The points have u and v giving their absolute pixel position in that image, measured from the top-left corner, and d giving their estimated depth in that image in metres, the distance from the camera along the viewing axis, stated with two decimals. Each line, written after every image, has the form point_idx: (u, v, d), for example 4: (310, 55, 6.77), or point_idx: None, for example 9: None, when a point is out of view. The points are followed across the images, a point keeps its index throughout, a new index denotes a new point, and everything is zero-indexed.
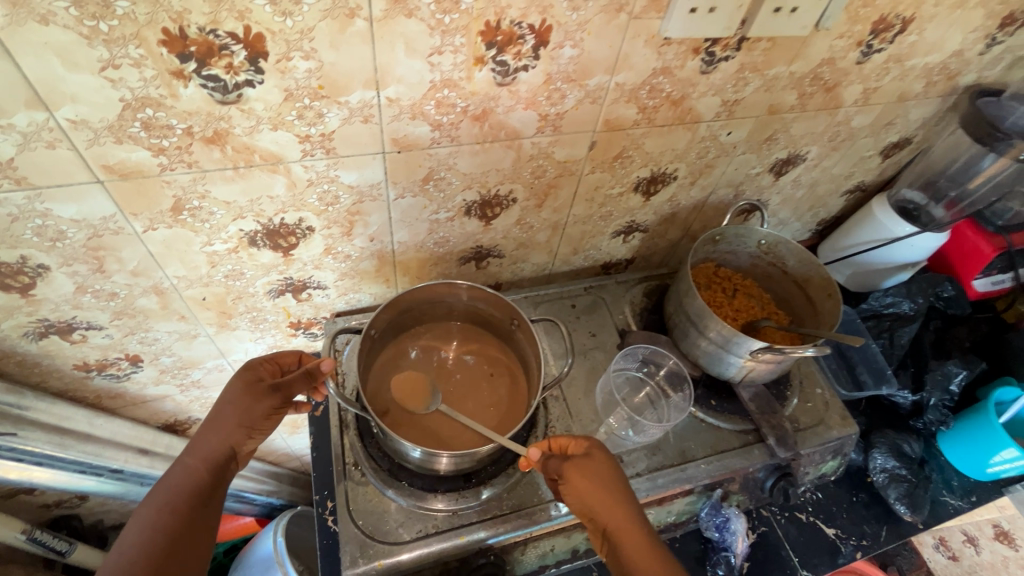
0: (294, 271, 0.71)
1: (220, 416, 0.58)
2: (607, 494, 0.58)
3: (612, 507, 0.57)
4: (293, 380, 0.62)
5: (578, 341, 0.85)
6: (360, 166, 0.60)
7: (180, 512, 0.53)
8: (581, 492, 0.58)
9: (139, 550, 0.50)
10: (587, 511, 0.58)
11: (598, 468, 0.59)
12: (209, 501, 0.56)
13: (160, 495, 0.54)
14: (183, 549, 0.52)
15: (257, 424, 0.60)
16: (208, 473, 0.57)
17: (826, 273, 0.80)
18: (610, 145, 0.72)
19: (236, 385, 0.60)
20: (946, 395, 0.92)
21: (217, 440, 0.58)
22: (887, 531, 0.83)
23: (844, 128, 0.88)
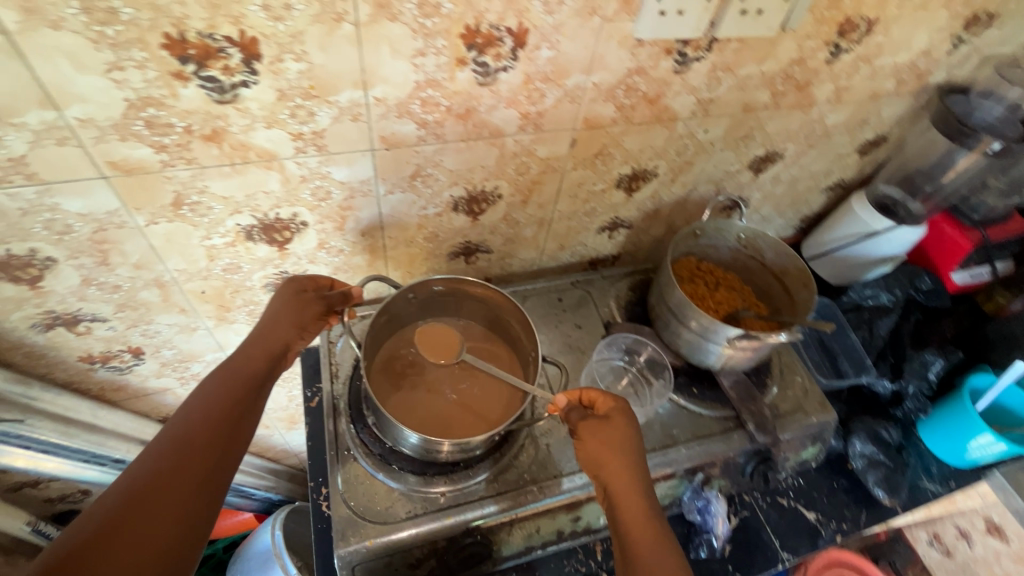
0: (289, 265, 0.74)
1: (275, 315, 0.62)
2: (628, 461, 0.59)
3: (619, 468, 0.59)
4: (332, 298, 0.66)
5: (565, 333, 0.88)
6: (350, 163, 0.63)
7: (236, 392, 0.56)
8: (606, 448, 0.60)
9: (199, 413, 0.54)
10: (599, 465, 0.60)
11: (616, 432, 0.61)
12: (263, 388, 0.59)
13: (218, 378, 0.57)
14: (231, 429, 0.54)
15: (307, 326, 0.64)
16: (264, 360, 0.60)
17: (802, 264, 0.83)
18: (591, 143, 0.75)
19: (290, 288, 0.63)
20: (923, 382, 0.95)
21: (275, 333, 0.61)
22: (867, 514, 0.85)
23: (819, 126, 0.91)
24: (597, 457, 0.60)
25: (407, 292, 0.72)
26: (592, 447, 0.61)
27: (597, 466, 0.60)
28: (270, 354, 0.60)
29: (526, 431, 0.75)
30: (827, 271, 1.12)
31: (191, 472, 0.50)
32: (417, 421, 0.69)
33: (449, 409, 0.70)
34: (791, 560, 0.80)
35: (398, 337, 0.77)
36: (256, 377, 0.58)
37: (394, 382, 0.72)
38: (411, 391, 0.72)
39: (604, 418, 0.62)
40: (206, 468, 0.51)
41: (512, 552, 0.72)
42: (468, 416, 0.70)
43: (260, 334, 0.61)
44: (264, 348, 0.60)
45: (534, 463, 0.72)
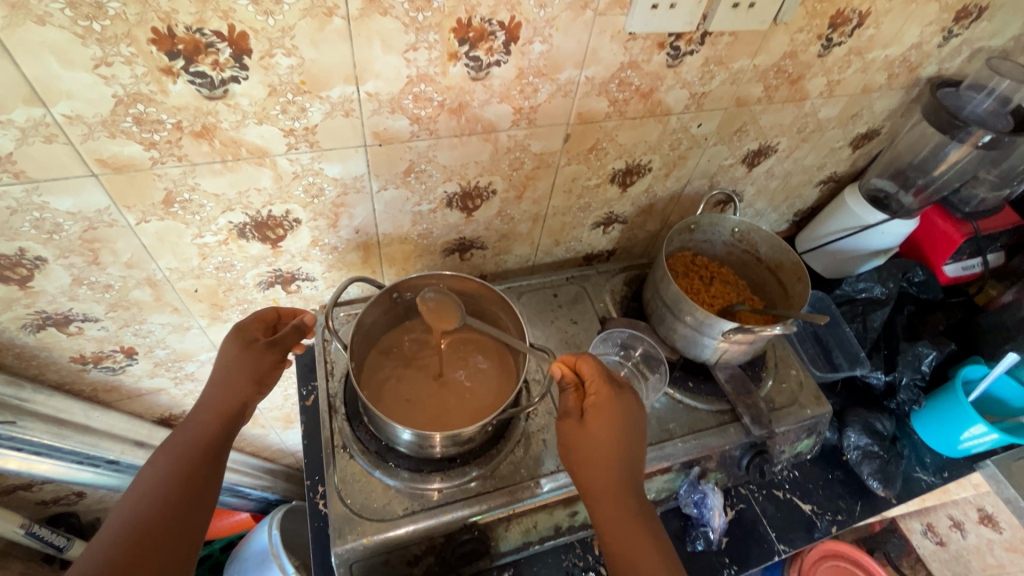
0: (283, 263, 0.73)
1: (228, 373, 0.59)
2: (621, 453, 0.59)
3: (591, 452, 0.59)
4: (287, 335, 0.64)
5: (560, 329, 0.88)
6: (343, 159, 0.63)
7: (192, 465, 0.55)
8: (601, 439, 0.59)
9: (153, 491, 0.52)
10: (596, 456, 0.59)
11: (592, 418, 0.60)
12: (220, 455, 0.58)
13: (171, 453, 0.55)
14: (186, 512, 0.52)
15: (266, 378, 0.61)
16: (220, 425, 0.58)
17: (796, 258, 0.83)
18: (585, 138, 0.75)
19: (238, 339, 0.61)
20: (917, 374, 0.95)
21: (230, 394, 0.59)
22: (862, 505, 0.86)
23: (812, 120, 0.92)
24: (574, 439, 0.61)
25: (392, 291, 0.71)
26: (569, 428, 0.62)
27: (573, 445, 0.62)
28: (227, 415, 0.58)
29: (522, 426, 0.75)
30: (821, 264, 1.12)
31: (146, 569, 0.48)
32: (407, 416, 0.68)
33: (439, 404, 0.70)
34: (787, 552, 0.80)
35: (388, 337, 0.77)
36: (213, 443, 0.57)
37: (383, 380, 0.72)
38: (399, 389, 0.71)
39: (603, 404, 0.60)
40: (169, 549, 0.50)
41: (510, 548, 0.72)
42: (458, 410, 0.70)
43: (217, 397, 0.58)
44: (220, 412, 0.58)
45: (530, 459, 0.72)
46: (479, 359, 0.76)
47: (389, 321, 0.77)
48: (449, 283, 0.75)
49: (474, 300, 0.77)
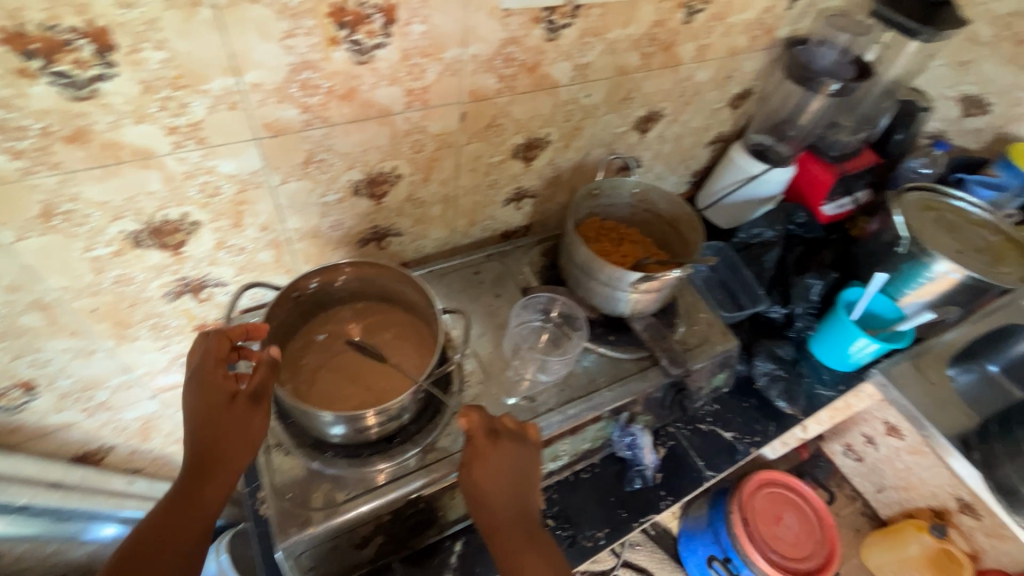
0: (188, 270, 0.71)
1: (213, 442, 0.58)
2: (519, 482, 0.64)
3: (505, 495, 0.62)
4: (262, 378, 0.62)
5: (484, 303, 0.91)
6: (236, 154, 0.62)
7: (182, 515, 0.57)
8: (500, 477, 0.63)
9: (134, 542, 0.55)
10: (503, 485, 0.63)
11: (503, 458, 0.64)
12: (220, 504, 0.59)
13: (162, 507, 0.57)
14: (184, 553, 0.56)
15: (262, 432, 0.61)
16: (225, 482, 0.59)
17: (690, 211, 0.91)
18: (480, 115, 0.78)
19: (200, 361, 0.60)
20: (808, 304, 1.06)
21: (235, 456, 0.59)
22: (775, 425, 0.95)
23: (690, 84, 1.00)
24: (488, 483, 0.62)
25: (290, 291, 0.70)
26: (484, 473, 0.63)
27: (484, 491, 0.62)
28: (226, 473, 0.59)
29: (456, 399, 0.78)
30: (720, 217, 1.23)
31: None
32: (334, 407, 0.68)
33: (364, 388, 0.70)
34: (715, 476, 0.88)
35: (298, 338, 0.75)
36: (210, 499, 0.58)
37: (302, 381, 0.71)
38: (323, 384, 0.71)
39: (496, 438, 0.65)
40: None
41: (459, 513, 0.75)
42: (384, 390, 0.70)
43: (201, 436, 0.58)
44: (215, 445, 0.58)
45: (468, 429, 0.75)
46: (395, 338, 0.76)
47: (300, 323, 0.75)
48: (350, 269, 0.74)
49: (378, 282, 0.77)
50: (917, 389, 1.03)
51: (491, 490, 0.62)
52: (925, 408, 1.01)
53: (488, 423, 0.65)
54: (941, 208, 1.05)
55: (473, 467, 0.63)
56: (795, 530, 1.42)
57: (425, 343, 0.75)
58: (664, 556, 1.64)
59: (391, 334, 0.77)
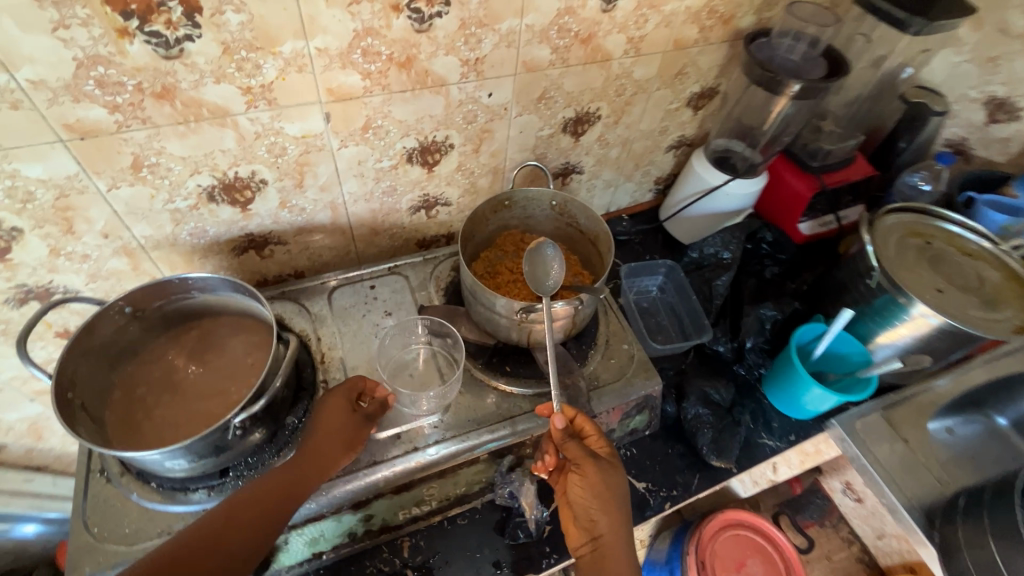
0: (26, 277, 0.67)
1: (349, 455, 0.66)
2: (611, 502, 0.65)
3: (606, 516, 0.65)
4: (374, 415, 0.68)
5: (371, 322, 0.83)
6: (40, 157, 0.57)
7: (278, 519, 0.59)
8: (592, 496, 0.65)
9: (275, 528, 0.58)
10: (589, 511, 0.66)
11: (594, 478, 0.66)
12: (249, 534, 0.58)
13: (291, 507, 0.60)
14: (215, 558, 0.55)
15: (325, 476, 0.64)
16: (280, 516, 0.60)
17: (607, 230, 0.80)
18: (351, 116, 0.70)
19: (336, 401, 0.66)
20: (761, 336, 0.92)
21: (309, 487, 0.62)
22: (699, 479, 0.83)
23: (629, 81, 0.87)
24: (589, 501, 0.66)
25: (116, 307, 0.63)
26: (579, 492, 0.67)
27: (589, 513, 0.66)
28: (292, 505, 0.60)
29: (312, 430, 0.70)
30: (680, 231, 1.09)
31: None
32: (163, 438, 0.63)
33: (202, 416, 0.64)
34: None
35: (137, 356, 0.69)
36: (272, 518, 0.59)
37: (136, 407, 0.65)
38: (159, 411, 0.65)
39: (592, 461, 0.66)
40: None
41: (294, 558, 0.67)
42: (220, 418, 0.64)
43: (315, 443, 0.63)
44: (314, 459, 0.62)
45: None
46: (243, 355, 0.70)
47: (146, 338, 0.70)
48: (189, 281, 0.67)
49: (226, 295, 0.70)
50: (883, 446, 0.87)
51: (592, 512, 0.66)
52: (888, 472, 0.84)
53: (570, 443, 0.67)
54: (932, 235, 0.89)
55: (579, 482, 0.67)
56: None
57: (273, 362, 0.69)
58: None
59: (240, 351, 0.70)
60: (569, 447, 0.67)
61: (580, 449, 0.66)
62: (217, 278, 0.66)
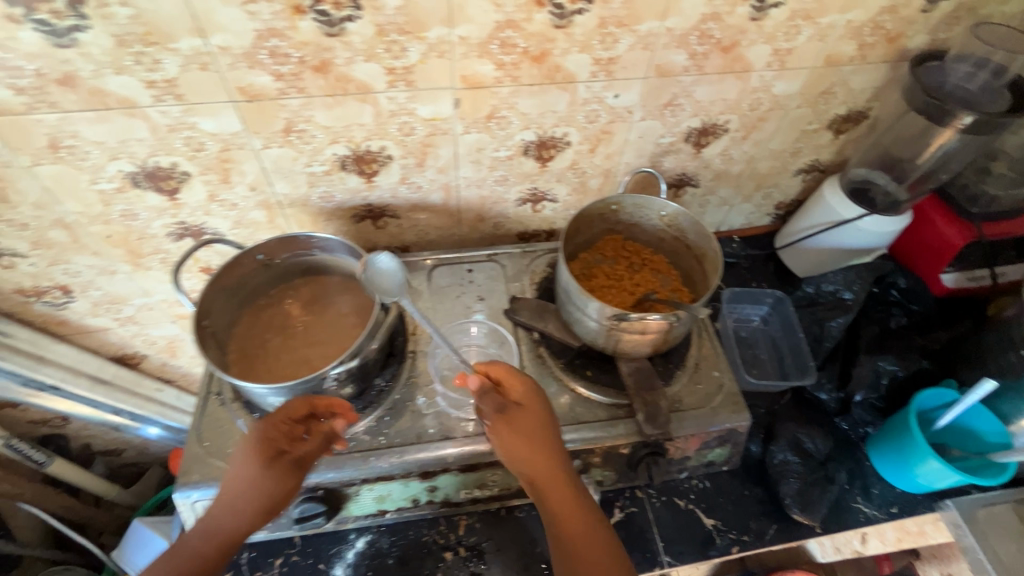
0: (186, 216, 0.77)
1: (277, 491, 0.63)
2: (548, 443, 0.65)
3: (543, 458, 0.64)
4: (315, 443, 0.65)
5: (464, 304, 0.86)
6: (214, 114, 0.65)
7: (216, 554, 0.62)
8: (528, 440, 0.64)
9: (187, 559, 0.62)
10: (512, 456, 0.64)
11: (527, 420, 0.65)
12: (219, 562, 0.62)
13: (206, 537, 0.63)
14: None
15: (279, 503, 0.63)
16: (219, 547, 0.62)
17: (716, 249, 0.76)
18: (478, 104, 0.72)
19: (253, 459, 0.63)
20: (873, 391, 0.83)
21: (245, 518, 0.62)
22: (775, 529, 0.77)
23: (766, 96, 0.82)
24: (522, 450, 0.64)
25: (252, 253, 0.71)
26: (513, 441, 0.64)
27: (521, 461, 0.64)
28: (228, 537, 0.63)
29: (396, 395, 0.76)
30: (796, 263, 1.01)
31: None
32: (270, 374, 0.70)
33: (301, 362, 0.71)
34: (671, 565, 0.74)
35: (259, 298, 0.77)
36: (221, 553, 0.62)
37: (251, 342, 0.73)
38: (268, 350, 0.72)
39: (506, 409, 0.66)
40: None
41: (362, 511, 0.71)
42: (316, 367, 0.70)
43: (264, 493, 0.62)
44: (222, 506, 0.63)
45: (394, 429, 0.72)
46: (345, 314, 0.75)
47: (270, 285, 0.78)
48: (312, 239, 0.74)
49: (341, 257, 0.76)
50: (1009, 543, 0.75)
51: (513, 456, 0.64)
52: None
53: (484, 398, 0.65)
54: None
55: (501, 434, 0.64)
56: None
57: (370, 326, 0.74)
58: None
59: (344, 310, 0.76)
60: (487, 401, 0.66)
61: (494, 403, 0.66)
62: (337, 240, 0.72)
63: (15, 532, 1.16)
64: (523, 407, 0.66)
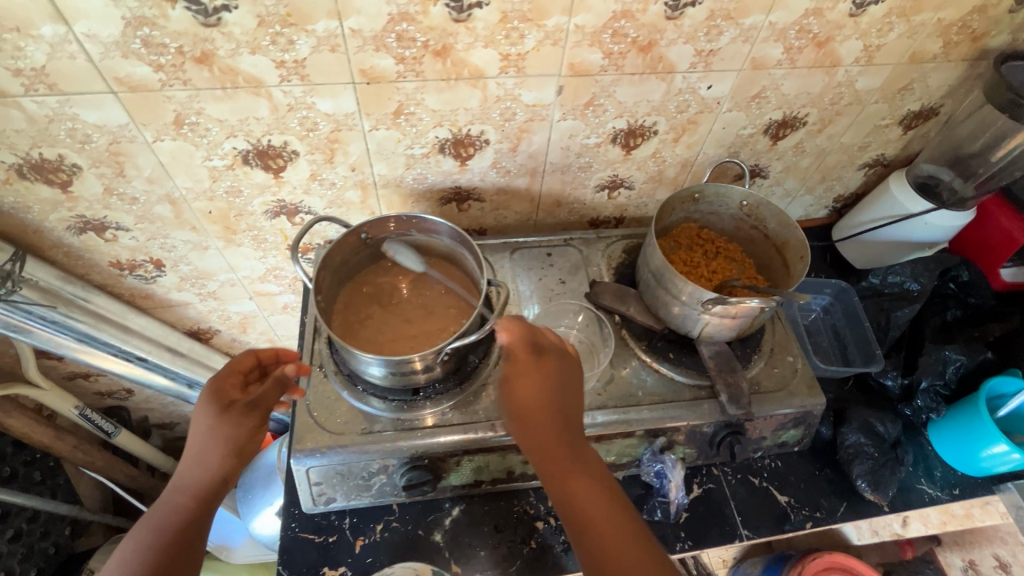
0: (286, 194, 0.79)
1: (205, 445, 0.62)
2: (561, 390, 0.63)
3: (544, 401, 0.62)
4: (266, 392, 0.65)
5: (546, 287, 0.89)
6: (333, 95, 0.67)
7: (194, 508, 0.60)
8: (541, 384, 0.63)
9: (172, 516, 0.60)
10: (530, 399, 0.63)
11: (546, 367, 0.64)
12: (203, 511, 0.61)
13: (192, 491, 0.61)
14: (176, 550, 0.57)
15: (244, 446, 0.64)
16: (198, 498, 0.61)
17: (802, 237, 0.79)
18: (580, 91, 0.74)
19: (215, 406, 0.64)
20: (938, 379, 0.87)
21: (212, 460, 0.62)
22: (845, 506, 0.81)
23: (848, 90, 0.84)
24: (529, 390, 0.63)
25: (359, 232, 0.74)
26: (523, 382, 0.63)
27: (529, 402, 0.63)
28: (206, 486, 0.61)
29: (489, 372, 0.78)
30: (856, 255, 1.04)
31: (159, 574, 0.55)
32: (375, 347, 0.72)
33: (404, 337, 0.73)
34: (749, 537, 0.78)
35: (357, 274, 0.80)
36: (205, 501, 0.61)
37: (353, 316, 0.76)
38: (370, 324, 0.75)
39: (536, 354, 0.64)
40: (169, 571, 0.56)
41: (460, 482, 0.75)
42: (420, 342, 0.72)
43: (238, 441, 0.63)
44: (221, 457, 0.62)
45: (490, 403, 0.74)
46: (441, 294, 0.78)
47: (367, 263, 0.80)
48: (415, 221, 0.76)
49: (440, 239, 0.78)
50: None
51: (532, 401, 0.62)
52: None
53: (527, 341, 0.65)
54: None
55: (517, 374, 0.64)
56: None
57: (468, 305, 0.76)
58: None
59: (440, 290, 0.78)
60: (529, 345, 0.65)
61: (523, 343, 0.65)
62: (444, 223, 0.74)
63: (82, 500, 1.19)
64: (550, 357, 0.65)
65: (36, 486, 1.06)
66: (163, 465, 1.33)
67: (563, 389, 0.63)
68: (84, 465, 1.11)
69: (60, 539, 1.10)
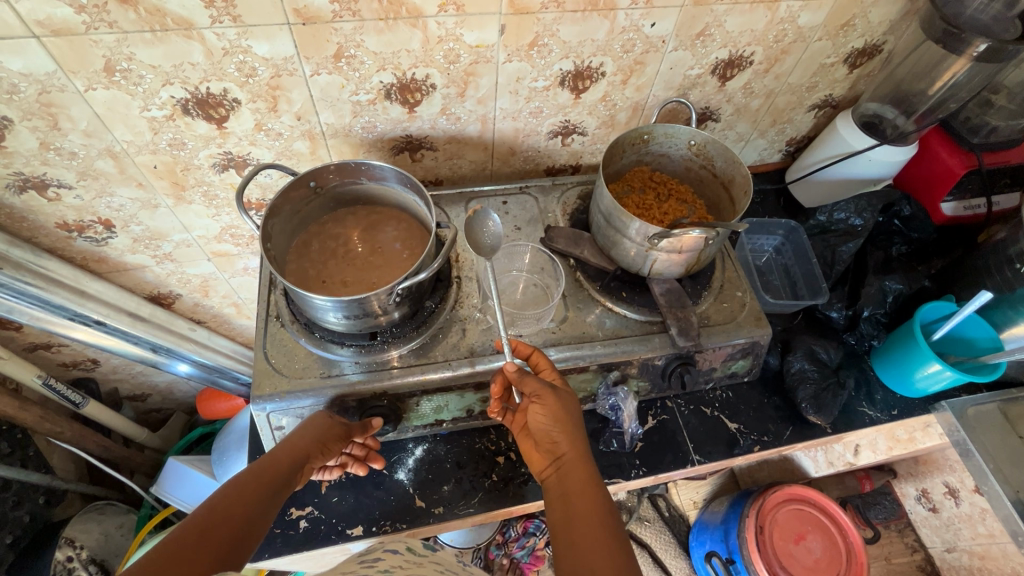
0: (232, 145, 0.78)
1: (302, 432, 0.68)
2: (572, 425, 0.67)
3: (564, 436, 0.66)
4: (353, 429, 0.72)
5: (502, 233, 0.90)
6: (269, 38, 0.66)
7: (264, 483, 0.63)
8: (552, 421, 0.66)
9: (247, 478, 0.63)
10: (550, 434, 0.67)
11: (557, 401, 0.66)
12: (273, 493, 0.64)
13: (265, 467, 0.65)
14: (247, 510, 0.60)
15: (327, 450, 0.69)
16: (273, 476, 0.65)
17: (746, 172, 0.80)
18: (523, 30, 0.74)
19: (323, 419, 0.70)
20: (880, 308, 0.92)
21: (298, 443, 0.67)
22: (791, 431, 0.86)
23: (791, 27, 0.85)
24: (547, 426, 0.67)
25: (308, 180, 0.74)
26: (539, 416, 0.67)
27: (550, 437, 0.67)
28: (280, 470, 0.65)
29: (445, 316, 0.79)
30: (806, 195, 1.07)
31: (225, 520, 0.57)
32: (329, 292, 0.73)
33: (360, 281, 0.74)
34: (701, 462, 0.83)
35: (311, 226, 0.80)
36: (274, 480, 0.64)
37: (308, 265, 0.76)
38: (325, 271, 0.75)
39: (553, 387, 0.67)
40: (235, 519, 0.58)
41: (421, 421, 0.78)
42: (374, 287, 0.73)
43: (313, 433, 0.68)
44: (290, 450, 0.66)
45: (447, 345, 0.76)
46: (396, 243, 0.79)
47: (318, 214, 0.81)
48: (364, 168, 0.76)
49: (391, 187, 0.79)
50: (993, 435, 0.85)
51: (551, 434, 0.67)
52: (998, 462, 0.84)
53: (525, 376, 0.68)
54: None
55: (535, 411, 0.67)
56: (816, 555, 1.29)
57: (420, 250, 0.77)
58: (671, 541, 1.56)
59: (395, 238, 0.79)
60: (527, 381, 0.67)
61: (537, 379, 0.67)
62: (393, 169, 0.74)
63: (56, 471, 1.19)
64: (560, 394, 0.68)
65: (5, 457, 1.06)
66: (136, 436, 1.33)
67: (570, 424, 0.66)
68: (53, 435, 1.11)
69: (35, 507, 1.12)
